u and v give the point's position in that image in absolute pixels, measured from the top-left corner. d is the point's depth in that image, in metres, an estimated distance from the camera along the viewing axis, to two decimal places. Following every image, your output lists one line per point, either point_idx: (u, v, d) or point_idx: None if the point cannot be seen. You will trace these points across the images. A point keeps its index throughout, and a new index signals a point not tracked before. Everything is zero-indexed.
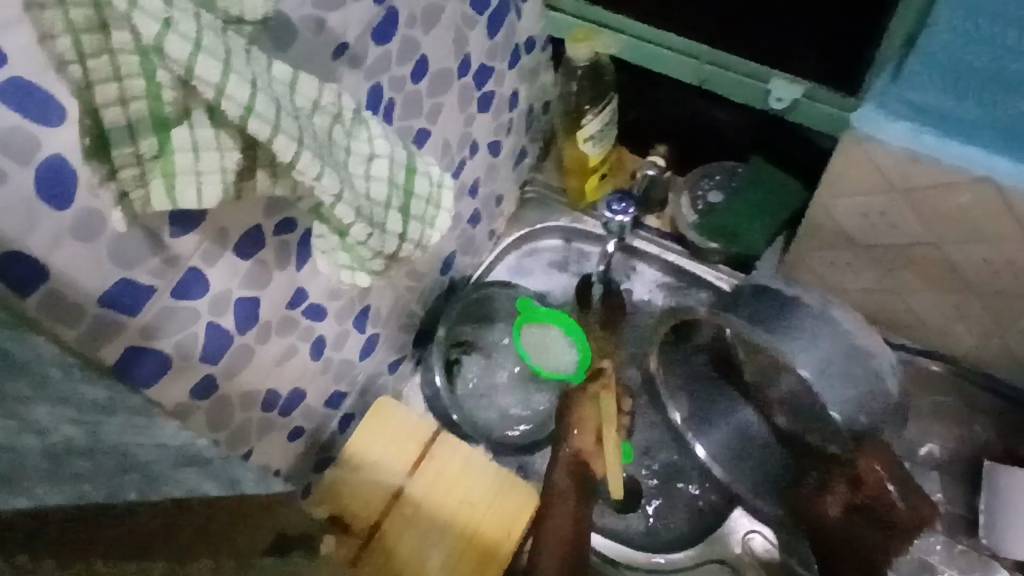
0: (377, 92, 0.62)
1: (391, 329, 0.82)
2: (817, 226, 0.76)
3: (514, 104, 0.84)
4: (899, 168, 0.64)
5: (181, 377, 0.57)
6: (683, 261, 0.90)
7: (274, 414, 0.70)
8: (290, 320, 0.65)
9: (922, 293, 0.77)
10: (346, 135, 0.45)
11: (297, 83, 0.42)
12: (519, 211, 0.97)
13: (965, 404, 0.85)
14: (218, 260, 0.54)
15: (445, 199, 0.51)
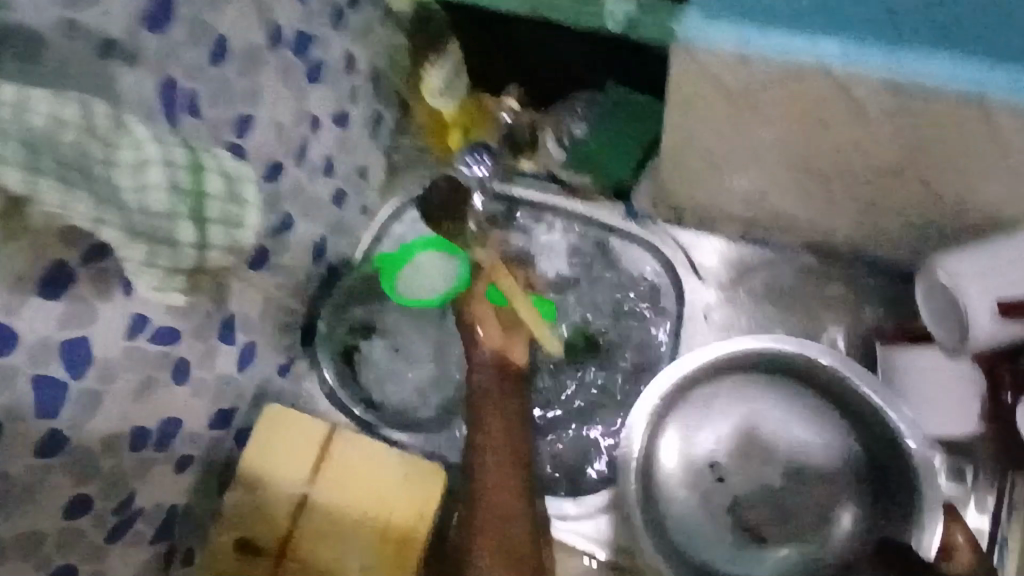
0: (172, 86, 0.56)
1: (269, 332, 0.77)
2: (676, 143, 0.74)
3: (351, 68, 0.78)
4: (731, 72, 0.61)
5: (18, 439, 0.52)
6: (562, 202, 0.86)
7: (151, 450, 0.65)
8: (137, 349, 0.60)
9: (792, 191, 0.76)
10: (104, 147, 0.39)
11: (28, 100, 0.37)
12: (391, 179, 0.91)
13: (851, 287, 0.85)
14: (20, 305, 0.49)
15: (248, 192, 0.46)
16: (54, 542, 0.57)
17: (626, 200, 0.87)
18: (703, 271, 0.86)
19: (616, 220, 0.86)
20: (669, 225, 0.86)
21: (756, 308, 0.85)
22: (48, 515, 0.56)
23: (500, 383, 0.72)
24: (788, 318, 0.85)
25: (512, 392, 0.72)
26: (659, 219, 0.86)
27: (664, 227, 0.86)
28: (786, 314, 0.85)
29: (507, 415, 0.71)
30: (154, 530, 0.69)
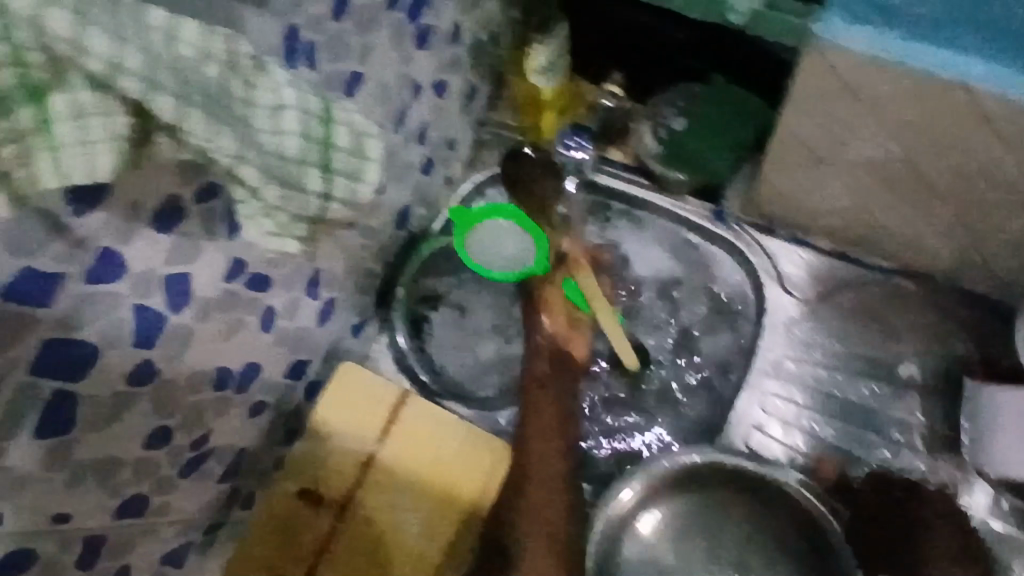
0: (295, 35, 0.55)
1: (348, 291, 0.78)
2: (782, 146, 0.72)
3: (458, 38, 0.77)
4: (865, 77, 0.59)
5: (114, 366, 0.53)
6: (650, 197, 0.85)
7: (229, 393, 0.67)
8: (231, 294, 0.61)
9: (894, 209, 0.73)
10: (245, 86, 0.39)
11: (178, 32, 0.36)
12: (476, 153, 0.91)
13: (943, 318, 0.83)
14: (135, 237, 0.49)
15: (372, 148, 0.45)
16: (130, 470, 0.60)
17: (715, 201, 0.84)
18: (789, 282, 0.84)
19: (703, 220, 0.84)
20: (760, 233, 0.84)
21: (838, 326, 0.83)
22: (131, 442, 0.58)
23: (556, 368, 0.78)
24: (870, 341, 0.83)
25: (561, 376, 0.78)
26: (749, 224, 0.84)
27: (754, 234, 0.84)
28: (869, 334, 0.83)
29: (558, 395, 0.76)
30: (222, 469, 0.71)
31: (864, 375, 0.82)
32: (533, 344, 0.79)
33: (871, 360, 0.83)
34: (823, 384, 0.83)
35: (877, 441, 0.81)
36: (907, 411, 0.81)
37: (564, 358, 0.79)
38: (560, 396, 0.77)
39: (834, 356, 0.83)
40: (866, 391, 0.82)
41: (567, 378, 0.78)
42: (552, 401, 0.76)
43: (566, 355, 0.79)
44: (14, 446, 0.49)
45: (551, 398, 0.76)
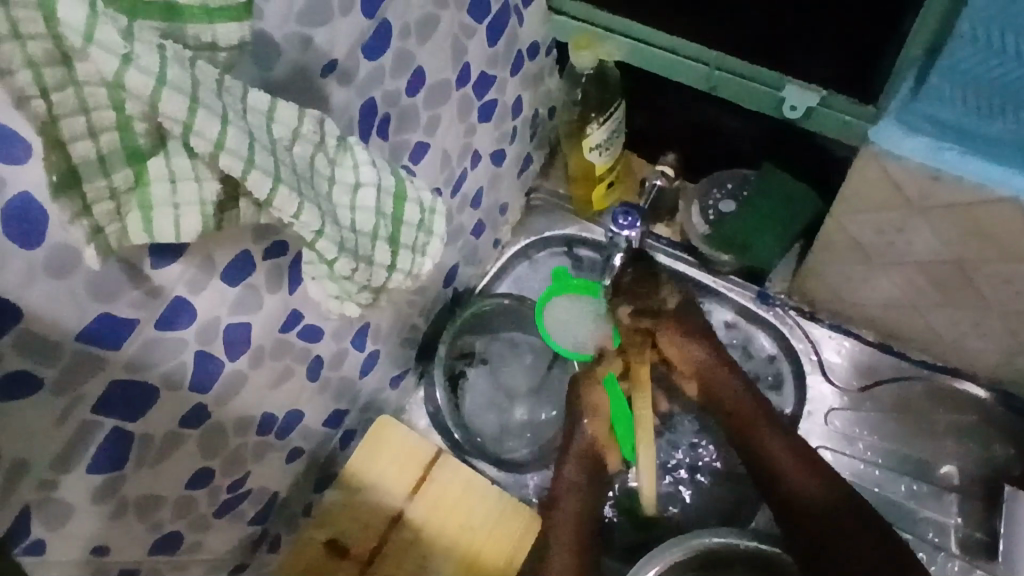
0: (370, 109, 0.59)
1: (391, 345, 0.80)
2: (831, 240, 0.73)
3: (517, 111, 0.81)
4: (919, 186, 0.60)
5: (169, 407, 0.55)
6: (693, 272, 0.87)
7: (271, 437, 0.68)
8: (285, 343, 0.63)
9: (941, 309, 0.73)
10: (329, 163, 0.42)
11: (275, 112, 0.40)
12: (524, 219, 0.94)
13: (985, 422, 0.81)
14: (205, 288, 0.52)
15: (436, 224, 0.48)
16: (170, 508, 0.61)
17: (759, 283, 0.86)
18: (830, 370, 0.83)
19: (747, 301, 0.85)
20: (803, 317, 0.85)
21: (879, 420, 0.82)
22: (174, 481, 0.60)
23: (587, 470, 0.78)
24: (911, 438, 0.81)
25: (591, 481, 0.78)
26: (792, 308, 0.85)
27: (797, 317, 0.85)
28: (909, 432, 0.82)
29: (583, 473, 0.78)
30: (253, 512, 0.72)
31: (903, 472, 0.80)
32: (570, 446, 0.79)
33: (911, 458, 0.81)
34: (862, 479, 0.81)
35: (914, 542, 0.78)
36: (944, 512, 0.79)
37: (594, 467, 0.78)
38: (582, 485, 0.77)
39: (873, 450, 0.81)
40: (904, 489, 0.80)
41: (594, 473, 0.78)
42: (569, 484, 0.76)
43: (596, 462, 0.78)
44: (69, 479, 0.51)
45: (578, 496, 0.76)
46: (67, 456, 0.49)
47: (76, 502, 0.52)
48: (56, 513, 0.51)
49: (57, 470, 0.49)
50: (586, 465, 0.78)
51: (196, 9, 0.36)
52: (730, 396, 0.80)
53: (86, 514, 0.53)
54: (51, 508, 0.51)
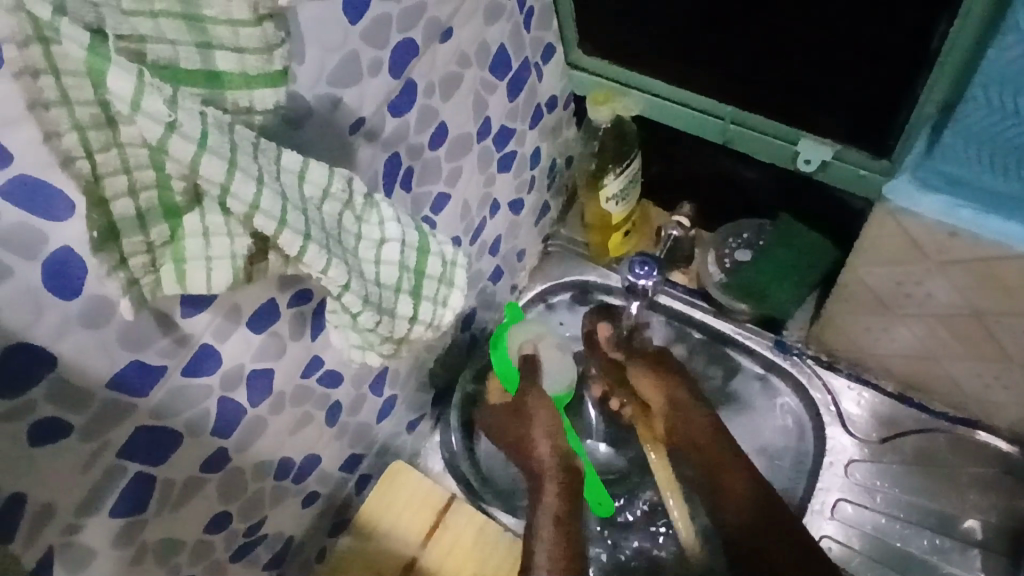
0: (394, 162, 0.61)
1: (409, 389, 0.81)
2: (847, 290, 0.73)
3: (536, 161, 0.83)
4: (936, 241, 0.60)
5: (191, 452, 0.56)
6: (711, 319, 0.87)
7: (288, 482, 0.69)
8: (305, 388, 0.64)
9: (963, 361, 0.73)
10: (356, 220, 0.44)
11: (306, 172, 0.41)
12: (542, 264, 0.95)
13: (1011, 476, 0.79)
14: (231, 335, 0.54)
15: (457, 277, 0.49)
16: (187, 552, 0.61)
17: (777, 330, 0.86)
18: (850, 422, 0.83)
19: (765, 349, 0.86)
20: (822, 367, 0.85)
21: (901, 473, 0.81)
22: (193, 526, 0.60)
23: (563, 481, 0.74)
24: (935, 493, 0.80)
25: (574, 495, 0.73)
26: (810, 358, 0.85)
27: (816, 367, 0.84)
28: (932, 486, 0.80)
29: (564, 494, 0.72)
30: (269, 555, 0.72)
31: (927, 527, 0.79)
32: (540, 470, 0.75)
33: (935, 513, 0.79)
34: (886, 533, 0.79)
35: None
36: (971, 569, 0.77)
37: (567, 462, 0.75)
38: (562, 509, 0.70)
39: (896, 504, 0.80)
40: (928, 544, 0.78)
41: (573, 487, 0.73)
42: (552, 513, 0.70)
43: (569, 458, 0.76)
44: (93, 522, 0.51)
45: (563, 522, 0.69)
46: (92, 500, 0.50)
47: (98, 545, 0.53)
48: (77, 557, 0.52)
49: (82, 514, 0.50)
50: (564, 481, 0.73)
51: (236, 77, 0.38)
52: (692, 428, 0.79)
53: (106, 558, 0.54)
54: (74, 552, 0.51)
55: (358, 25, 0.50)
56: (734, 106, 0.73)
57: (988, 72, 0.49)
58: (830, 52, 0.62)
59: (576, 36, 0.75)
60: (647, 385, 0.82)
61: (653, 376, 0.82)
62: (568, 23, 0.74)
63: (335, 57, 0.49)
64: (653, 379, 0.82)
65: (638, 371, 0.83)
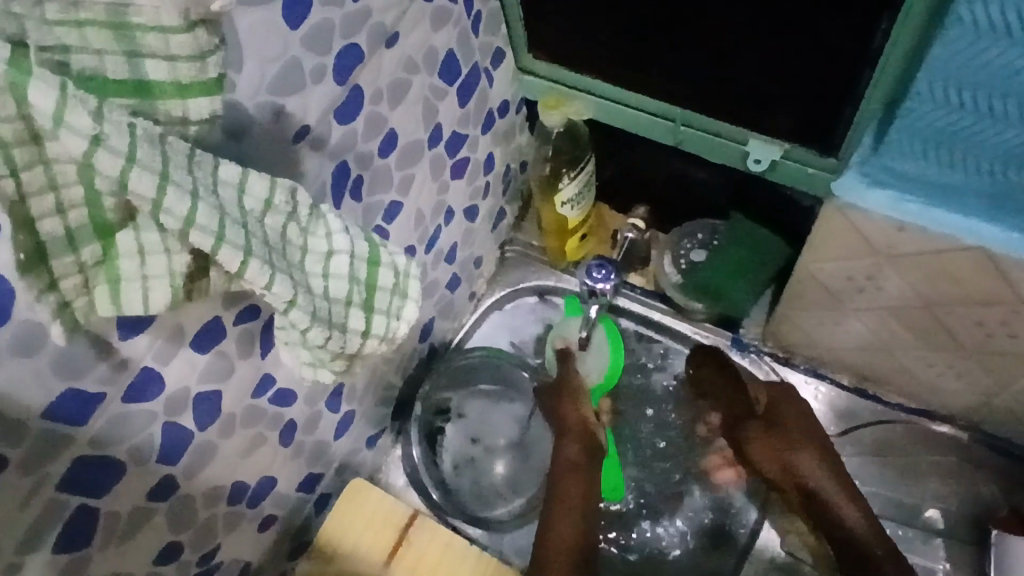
0: (343, 171, 0.60)
1: (368, 404, 0.79)
2: (803, 286, 0.74)
3: (489, 167, 0.82)
4: (885, 236, 0.61)
5: (138, 481, 0.53)
6: (667, 320, 0.89)
7: (243, 506, 0.66)
8: (256, 409, 0.62)
9: (915, 352, 0.74)
10: (302, 232, 0.42)
11: (247, 184, 0.39)
12: (500, 270, 0.94)
13: (965, 462, 0.81)
14: (174, 356, 0.51)
15: (412, 288, 0.47)
16: None
17: (733, 328, 0.88)
18: None
19: (722, 348, 0.87)
20: (778, 362, 0.86)
21: (860, 465, 0.82)
22: (143, 558, 0.57)
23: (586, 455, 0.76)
24: (894, 482, 0.82)
25: (592, 462, 0.76)
26: (767, 353, 0.86)
27: (773, 363, 0.86)
28: (889, 477, 0.82)
29: (584, 452, 0.76)
30: None
31: (889, 516, 0.81)
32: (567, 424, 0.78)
33: (896, 502, 0.81)
34: None
35: None
36: (931, 555, 0.79)
37: (593, 445, 0.77)
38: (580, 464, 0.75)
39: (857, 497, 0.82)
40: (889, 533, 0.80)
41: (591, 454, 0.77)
42: (568, 464, 0.75)
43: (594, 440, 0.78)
44: (32, 562, 0.48)
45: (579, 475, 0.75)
46: (29, 540, 0.47)
47: None
48: None
49: (19, 555, 0.47)
50: (586, 440, 0.77)
51: (167, 86, 0.36)
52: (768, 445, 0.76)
53: None
54: None
55: (299, 31, 0.48)
56: (685, 107, 0.73)
57: (932, 70, 0.50)
58: (775, 53, 0.63)
59: (525, 40, 0.75)
60: (769, 458, 0.76)
61: (770, 444, 0.77)
62: (517, 27, 0.73)
63: (275, 65, 0.48)
64: (770, 447, 0.77)
65: (754, 436, 0.77)
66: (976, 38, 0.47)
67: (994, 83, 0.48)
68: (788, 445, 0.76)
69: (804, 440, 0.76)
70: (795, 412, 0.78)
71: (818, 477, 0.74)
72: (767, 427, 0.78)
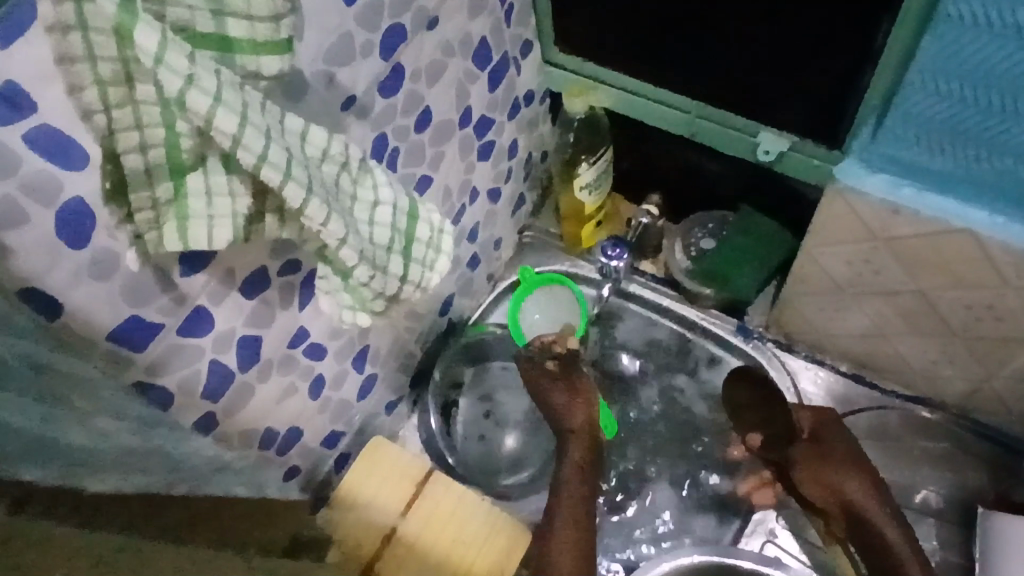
0: (383, 141, 0.65)
1: (389, 370, 0.83)
2: (805, 271, 0.78)
3: (513, 153, 0.87)
4: (880, 218, 0.66)
5: (182, 413, 0.58)
6: (677, 305, 0.93)
7: (272, 453, 0.71)
8: (291, 359, 0.67)
9: (910, 338, 0.78)
10: (352, 182, 0.47)
11: (308, 134, 0.45)
12: (518, 255, 0.99)
13: (957, 450, 0.85)
14: (224, 299, 0.56)
15: (445, 243, 0.53)
16: None
17: (738, 316, 0.91)
18: (809, 401, 0.88)
19: (727, 334, 0.91)
20: (780, 349, 0.90)
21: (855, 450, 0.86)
22: None
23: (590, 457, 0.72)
24: (886, 465, 0.86)
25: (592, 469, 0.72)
26: (770, 341, 0.90)
27: (775, 350, 0.90)
28: (882, 459, 0.86)
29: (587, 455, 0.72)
30: None
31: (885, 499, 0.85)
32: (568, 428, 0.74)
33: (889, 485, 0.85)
34: None
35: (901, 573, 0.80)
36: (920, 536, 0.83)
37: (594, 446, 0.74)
38: (586, 464, 0.71)
39: None
40: None
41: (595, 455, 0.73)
42: (575, 463, 0.71)
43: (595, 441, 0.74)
44: None
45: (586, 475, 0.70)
46: None
47: None
48: None
49: None
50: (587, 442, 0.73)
51: (245, 43, 0.41)
52: (812, 460, 0.75)
53: None
54: None
55: (354, 8, 0.54)
56: (699, 100, 0.78)
57: (923, 61, 0.55)
58: (782, 50, 0.68)
59: (552, 32, 0.80)
60: (812, 479, 0.74)
61: (815, 464, 0.75)
62: (544, 20, 0.78)
63: (332, 35, 0.53)
64: (818, 470, 0.74)
65: (799, 456, 0.76)
66: (962, 34, 0.52)
67: (979, 73, 0.53)
68: (832, 466, 0.74)
69: (853, 466, 0.74)
70: (842, 437, 0.77)
71: (862, 498, 0.73)
72: (814, 448, 0.76)
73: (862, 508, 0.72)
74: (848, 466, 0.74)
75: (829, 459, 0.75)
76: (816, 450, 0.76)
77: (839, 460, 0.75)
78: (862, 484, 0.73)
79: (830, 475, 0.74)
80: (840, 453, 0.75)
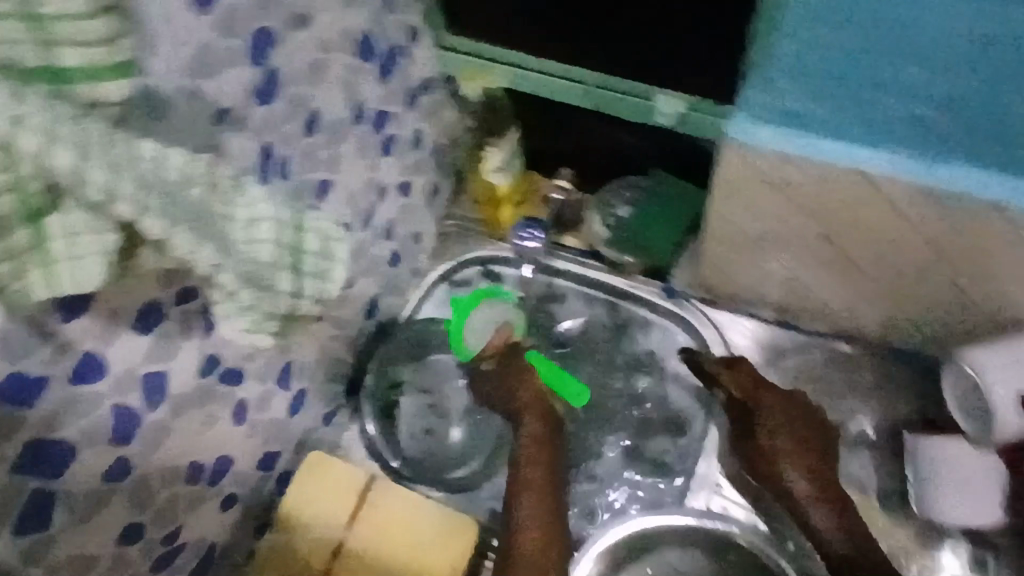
0: (269, 151, 0.62)
1: (319, 382, 0.81)
2: (715, 227, 0.79)
3: (420, 144, 0.84)
4: (774, 166, 0.68)
5: (92, 463, 0.55)
6: (604, 276, 0.92)
7: (203, 485, 0.68)
8: (206, 387, 0.64)
9: (821, 280, 0.80)
10: (227, 203, 0.43)
11: (166, 158, 0.40)
12: (444, 245, 0.96)
13: (884, 382, 0.88)
14: (116, 338, 0.53)
15: (338, 251, 0.50)
16: (103, 566, 0.60)
17: (663, 279, 0.92)
18: (740, 352, 0.90)
19: (655, 297, 0.92)
20: (705, 305, 0.91)
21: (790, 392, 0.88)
22: (105, 540, 0.59)
23: (545, 436, 0.77)
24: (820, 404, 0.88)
25: (553, 440, 0.78)
26: (695, 298, 0.91)
27: (700, 306, 0.91)
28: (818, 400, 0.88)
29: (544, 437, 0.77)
30: (195, 561, 0.71)
31: None
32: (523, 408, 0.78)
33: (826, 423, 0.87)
34: None
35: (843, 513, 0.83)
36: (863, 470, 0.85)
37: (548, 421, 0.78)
38: (544, 436, 0.77)
39: None
40: None
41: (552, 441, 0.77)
42: (534, 435, 0.76)
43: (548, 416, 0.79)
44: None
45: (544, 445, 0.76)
46: None
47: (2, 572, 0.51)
48: None
49: None
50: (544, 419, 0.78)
51: (80, 71, 0.37)
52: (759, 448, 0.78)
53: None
54: None
55: (207, 16, 0.51)
56: (595, 69, 0.77)
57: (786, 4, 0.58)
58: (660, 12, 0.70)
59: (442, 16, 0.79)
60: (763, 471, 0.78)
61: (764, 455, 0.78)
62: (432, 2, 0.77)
63: (187, 48, 0.50)
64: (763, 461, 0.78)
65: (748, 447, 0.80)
66: None
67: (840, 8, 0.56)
68: (772, 457, 0.78)
69: (795, 453, 0.77)
70: (787, 418, 0.79)
71: (802, 486, 0.76)
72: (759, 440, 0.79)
73: (804, 494, 0.76)
74: (796, 449, 0.77)
75: (774, 449, 0.78)
76: (764, 437, 0.79)
77: (785, 441, 0.78)
78: (801, 471, 0.76)
79: (773, 468, 0.77)
80: (783, 439, 0.78)
